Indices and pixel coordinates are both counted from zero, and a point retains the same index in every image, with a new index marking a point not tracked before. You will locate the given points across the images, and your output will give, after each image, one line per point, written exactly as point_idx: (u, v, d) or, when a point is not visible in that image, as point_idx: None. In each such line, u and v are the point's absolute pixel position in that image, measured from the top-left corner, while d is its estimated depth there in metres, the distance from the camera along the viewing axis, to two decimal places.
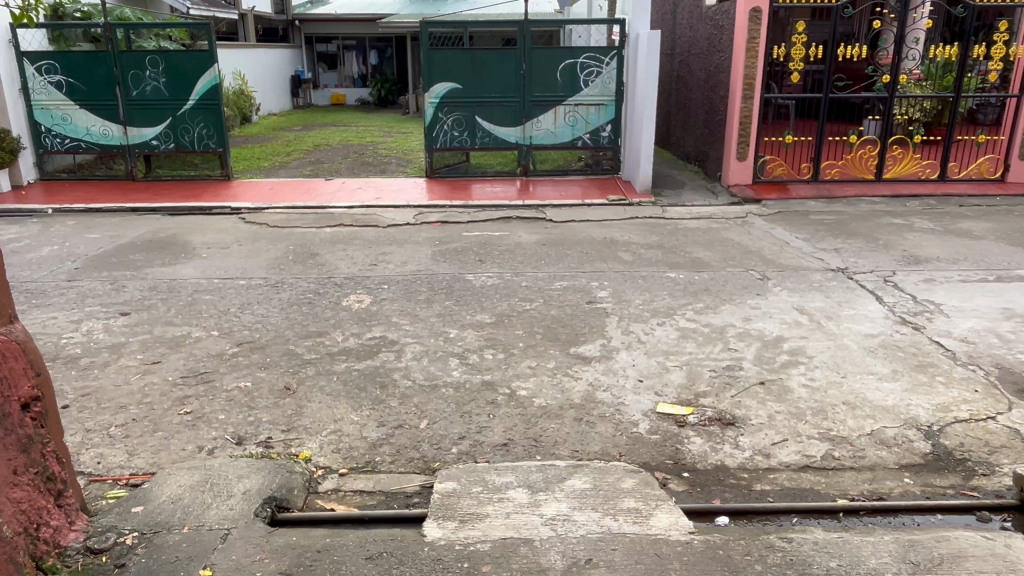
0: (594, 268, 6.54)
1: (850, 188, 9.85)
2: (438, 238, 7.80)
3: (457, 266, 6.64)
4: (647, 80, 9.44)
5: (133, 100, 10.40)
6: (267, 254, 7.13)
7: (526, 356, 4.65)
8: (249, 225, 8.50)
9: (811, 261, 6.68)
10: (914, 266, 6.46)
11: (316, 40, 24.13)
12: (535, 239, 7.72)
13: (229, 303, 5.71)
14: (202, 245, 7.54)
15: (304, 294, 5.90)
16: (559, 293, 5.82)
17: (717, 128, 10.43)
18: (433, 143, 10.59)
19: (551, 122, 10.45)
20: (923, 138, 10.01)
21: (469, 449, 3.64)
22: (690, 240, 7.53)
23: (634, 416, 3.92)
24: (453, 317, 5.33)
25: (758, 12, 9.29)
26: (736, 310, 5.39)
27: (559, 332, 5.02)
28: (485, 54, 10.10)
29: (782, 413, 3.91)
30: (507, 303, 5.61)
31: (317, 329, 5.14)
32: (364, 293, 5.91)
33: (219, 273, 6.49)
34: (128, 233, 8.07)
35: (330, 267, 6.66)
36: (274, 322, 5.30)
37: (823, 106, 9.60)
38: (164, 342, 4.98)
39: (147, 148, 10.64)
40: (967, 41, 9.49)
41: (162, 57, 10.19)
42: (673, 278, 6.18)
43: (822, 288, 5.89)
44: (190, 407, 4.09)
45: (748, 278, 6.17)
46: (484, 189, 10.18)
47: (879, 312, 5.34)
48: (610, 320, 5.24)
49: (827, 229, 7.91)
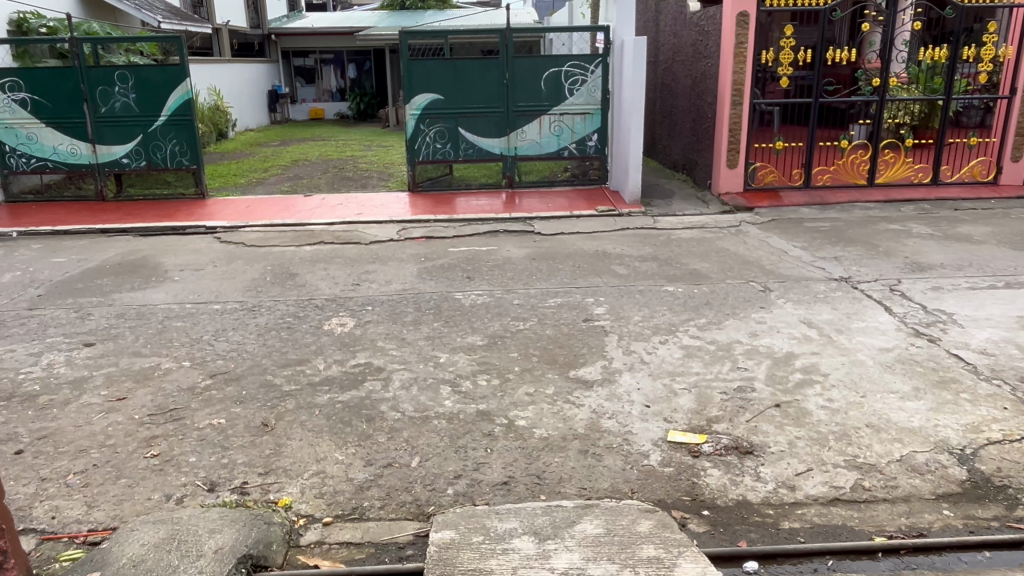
0: (588, 282, 6.26)
1: (843, 193, 9.71)
2: (423, 255, 7.47)
3: (445, 284, 6.32)
4: (634, 87, 9.20)
5: (102, 117, 10.00)
6: (243, 276, 6.76)
7: (522, 382, 4.33)
8: (225, 245, 8.13)
9: (813, 271, 6.43)
10: (919, 273, 6.23)
11: (292, 55, 23.83)
12: (524, 253, 7.42)
13: (202, 330, 5.34)
14: (175, 268, 7.17)
15: (283, 318, 5.55)
16: (553, 311, 5.52)
17: (706, 135, 10.23)
18: (415, 155, 10.27)
19: (536, 132, 10.18)
20: (914, 141, 9.92)
21: (467, 489, 3.31)
22: (685, 251, 7.27)
23: (643, 446, 3.61)
24: (443, 340, 5.00)
25: (746, 16, 9.14)
26: (741, 325, 5.12)
27: (556, 354, 4.71)
28: (467, 63, 9.83)
29: (802, 439, 3.63)
30: (499, 324, 5.29)
31: (298, 357, 4.79)
32: (347, 316, 5.57)
33: (192, 297, 6.12)
34: (96, 256, 7.67)
35: (311, 288, 6.32)
36: (251, 350, 4.94)
37: (813, 111, 9.48)
38: (130, 375, 4.61)
39: (117, 166, 10.21)
40: (955, 43, 9.44)
41: (132, 72, 9.81)
42: (671, 292, 5.90)
43: (828, 299, 5.63)
44: (158, 449, 3.73)
45: (749, 290, 5.90)
46: (469, 202, 9.87)
47: (890, 324, 5.09)
48: (611, 339, 4.93)
49: (824, 237, 7.69)
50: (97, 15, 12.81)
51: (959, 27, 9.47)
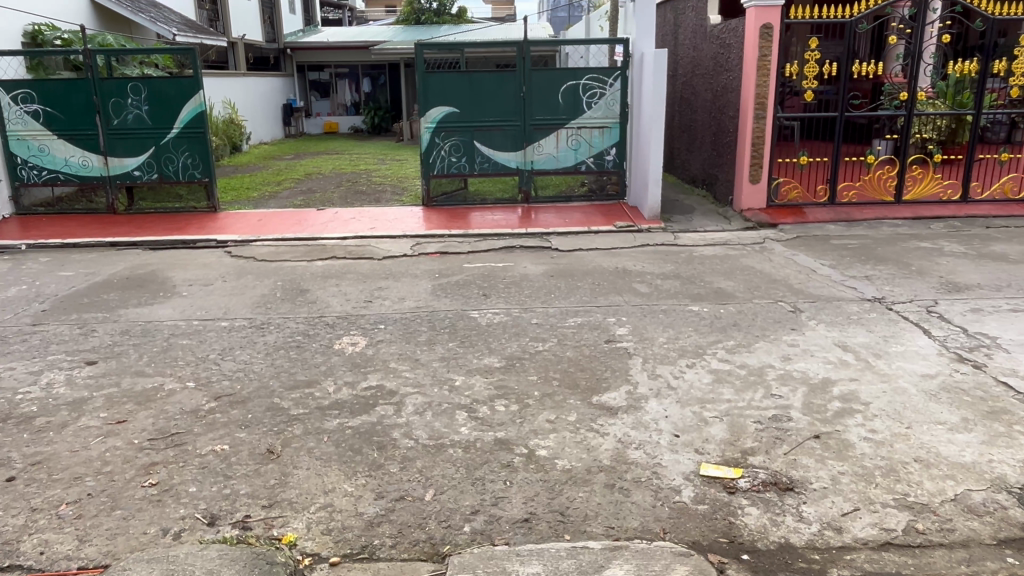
0: (609, 300, 6.04)
1: (870, 211, 9.34)
2: (437, 271, 7.26)
3: (460, 302, 6.10)
4: (655, 99, 8.98)
5: (114, 129, 9.90)
6: (252, 292, 6.58)
7: (543, 408, 4.09)
8: (235, 260, 7.96)
9: (844, 291, 6.16)
10: (956, 294, 5.95)
11: (308, 69, 23.86)
12: (542, 269, 7.20)
13: (208, 348, 5.14)
14: (183, 282, 7.00)
15: (292, 337, 5.34)
16: (574, 332, 5.28)
17: (727, 150, 9.98)
18: (430, 169, 10.09)
19: (552, 146, 9.99)
20: (943, 157, 9.56)
21: (485, 527, 3.07)
22: (709, 268, 7.02)
23: (674, 480, 3.36)
24: (458, 362, 4.77)
25: (769, 28, 8.93)
26: (772, 348, 4.86)
27: (578, 378, 4.47)
28: (483, 76, 9.68)
29: (846, 474, 3.36)
30: (517, 344, 5.06)
31: (307, 378, 4.57)
32: (358, 334, 5.36)
33: (200, 313, 5.94)
34: (105, 270, 7.51)
35: (322, 305, 6.12)
36: (258, 371, 4.73)
37: (838, 126, 9.18)
38: (132, 397, 4.40)
39: (128, 179, 10.09)
40: (985, 56, 9.15)
41: (145, 84, 9.72)
42: (696, 312, 5.65)
43: (862, 321, 5.37)
44: (156, 477, 3.51)
45: (779, 310, 5.65)
46: (483, 217, 9.67)
47: (930, 348, 4.82)
48: (635, 361, 4.69)
49: (853, 255, 7.42)
50: (104, 23, 12.77)
51: (990, 40, 9.18)
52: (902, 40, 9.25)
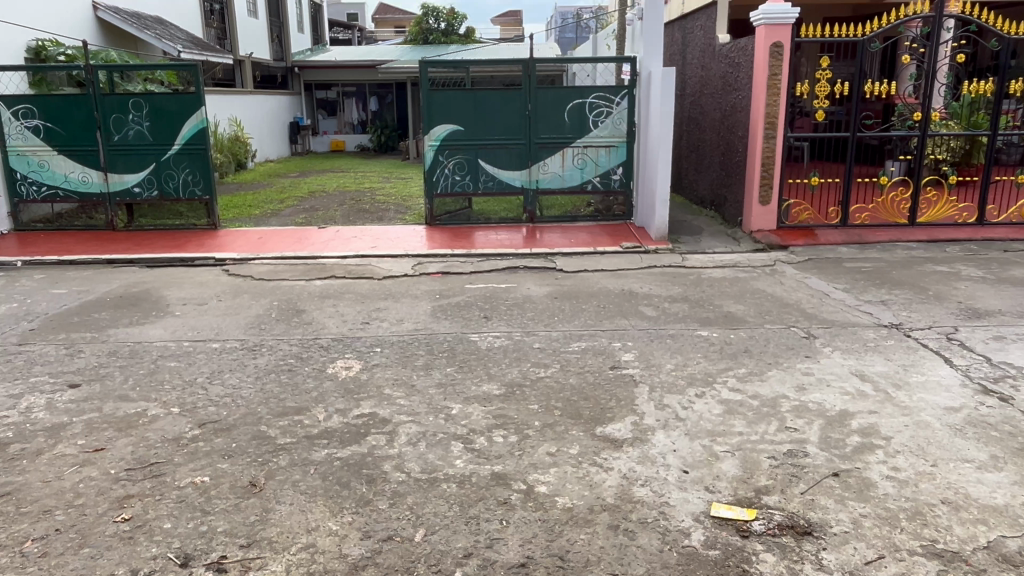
0: (615, 324, 5.82)
1: (884, 233, 9.09)
2: (438, 292, 7.07)
3: (461, 324, 5.90)
4: (662, 118, 8.81)
5: (114, 145, 9.79)
6: (247, 312, 6.40)
7: (543, 440, 3.86)
8: (232, 278, 7.79)
9: (859, 316, 5.93)
10: (977, 320, 5.71)
11: (315, 87, 23.89)
12: (545, 291, 7.00)
13: (196, 372, 4.94)
14: (177, 301, 6.82)
15: (284, 360, 5.13)
16: (577, 357, 5.06)
17: (736, 170, 9.78)
18: (433, 188, 9.92)
19: (558, 165, 9.82)
20: (958, 179, 9.32)
21: (478, 572, 2.83)
22: (718, 291, 6.80)
23: (682, 522, 3.12)
24: (456, 389, 4.54)
25: (779, 47, 8.78)
26: (786, 377, 4.62)
27: (581, 407, 4.23)
28: (488, 94, 9.54)
29: (868, 517, 3.12)
30: (518, 370, 4.84)
31: (297, 405, 4.35)
32: (353, 358, 5.16)
33: (192, 334, 5.74)
34: (98, 288, 7.34)
35: (318, 326, 5.93)
36: (247, 396, 4.52)
37: (851, 146, 8.97)
38: (113, 423, 4.20)
39: (128, 196, 9.97)
40: (1001, 77, 8.96)
41: (147, 100, 9.62)
42: (705, 337, 5.43)
43: (879, 349, 5.13)
44: (129, 512, 3.29)
45: (792, 336, 5.42)
46: (487, 237, 9.48)
47: (952, 378, 4.57)
48: (641, 390, 4.45)
49: (867, 279, 7.18)
50: (105, 37, 12.75)
51: (1005, 60, 9.01)
52: (915, 60, 9.07)
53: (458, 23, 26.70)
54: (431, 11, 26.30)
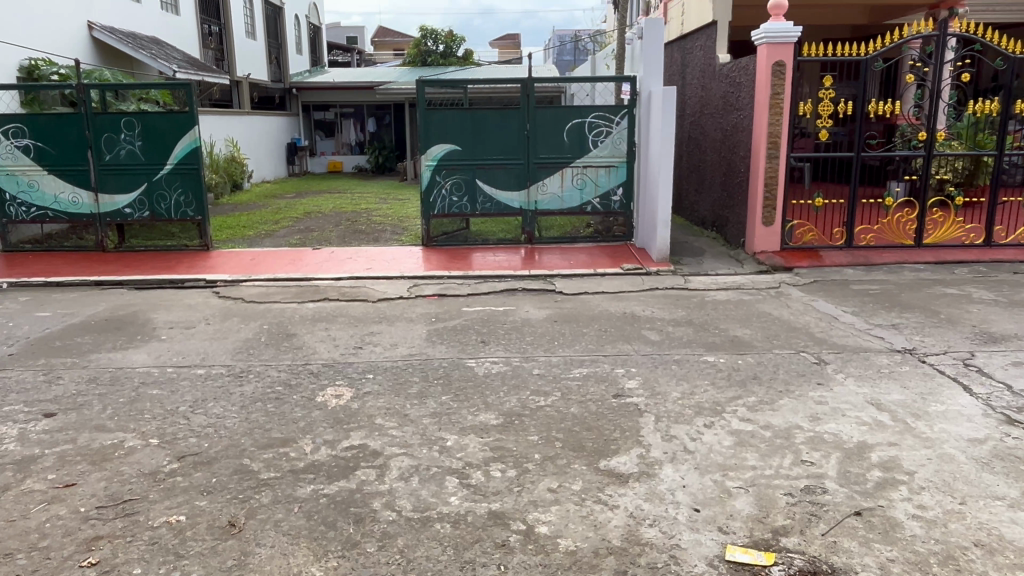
0: (617, 349, 5.60)
1: (890, 255, 8.90)
2: (434, 315, 6.86)
3: (457, 349, 5.68)
4: (663, 138, 8.65)
5: (106, 165, 9.62)
6: (236, 336, 6.17)
7: (544, 474, 3.62)
8: (223, 301, 7.57)
9: (871, 341, 5.72)
10: (994, 345, 5.50)
11: (313, 108, 23.83)
12: (544, 314, 6.78)
13: (179, 400, 4.69)
14: (164, 325, 6.60)
15: (272, 387, 4.90)
16: (579, 385, 4.83)
17: (738, 191, 9.62)
18: (430, 209, 9.73)
19: (557, 186, 9.65)
20: (964, 200, 9.14)
21: None
22: (723, 315, 6.59)
23: (695, 567, 2.88)
24: (452, 419, 4.31)
25: (782, 66, 8.65)
26: (799, 406, 4.39)
27: (584, 439, 4.00)
28: (486, 114, 9.40)
29: (897, 562, 2.88)
30: (517, 399, 4.60)
31: (283, 436, 4.11)
32: (344, 385, 4.92)
33: (177, 360, 5.51)
34: (84, 311, 7.11)
35: (309, 351, 5.70)
36: (231, 426, 4.28)
37: (855, 167, 8.81)
38: (87, 456, 3.95)
39: (118, 217, 9.77)
40: (1006, 96, 8.84)
41: (139, 119, 9.46)
42: (711, 363, 5.21)
43: (894, 376, 4.91)
44: (97, 555, 3.05)
45: (802, 362, 5.20)
46: (485, 258, 9.28)
47: (973, 407, 4.35)
48: (647, 420, 4.22)
49: (876, 302, 6.98)
50: (99, 56, 12.62)
51: (1010, 80, 8.88)
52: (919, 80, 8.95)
53: (456, 46, 26.77)
54: (430, 34, 26.38)
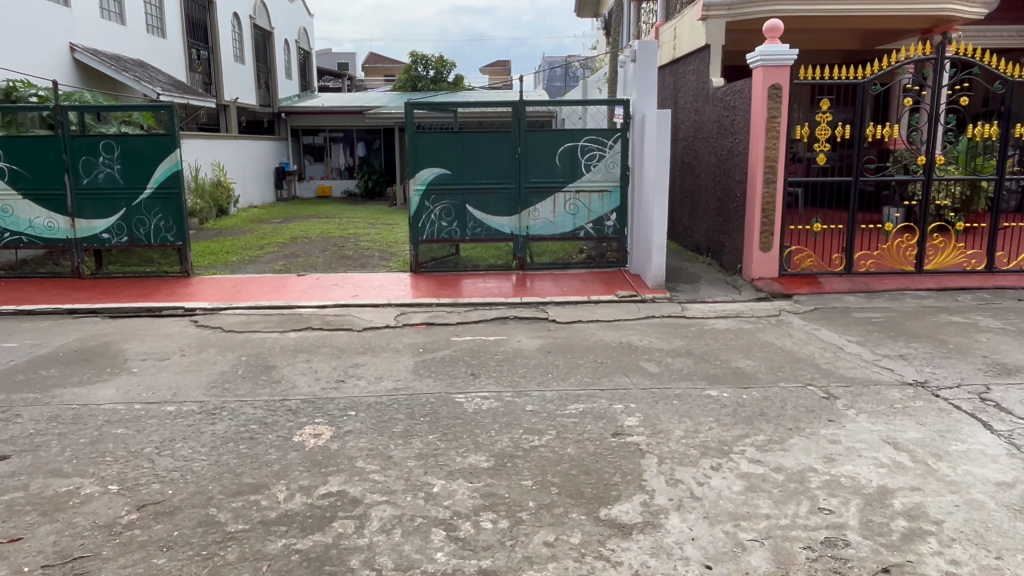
0: (614, 383, 5.30)
1: (891, 281, 8.69)
2: (421, 345, 6.56)
3: (445, 383, 5.37)
4: (658, 162, 8.43)
5: (83, 188, 9.31)
6: (211, 368, 5.83)
7: (539, 525, 3.31)
8: (200, 330, 7.23)
9: (880, 373, 5.45)
10: (1007, 378, 5.25)
11: (302, 132, 23.64)
12: (537, 344, 6.48)
13: (144, 441, 4.35)
14: (137, 356, 6.26)
15: (246, 426, 4.56)
16: (575, 423, 4.51)
17: (734, 216, 9.41)
18: (419, 234, 9.46)
19: (549, 211, 9.41)
20: (965, 225, 8.95)
21: None
22: (723, 344, 6.32)
23: None
24: (439, 461, 3.99)
25: (778, 89, 8.48)
26: (811, 445, 4.10)
27: (582, 484, 3.68)
28: (477, 137, 9.18)
29: None
30: (509, 438, 4.29)
31: (254, 482, 3.78)
32: (324, 423, 4.59)
33: (146, 395, 5.16)
34: (53, 342, 6.76)
35: (288, 385, 5.36)
36: (200, 470, 3.95)
37: (854, 192, 8.62)
38: (38, 505, 3.60)
39: (96, 242, 9.44)
40: (1005, 121, 8.68)
41: (119, 141, 9.19)
42: (715, 398, 4.91)
43: (909, 411, 4.63)
44: None
45: (810, 397, 4.91)
46: (475, 285, 9.00)
47: (996, 447, 4.07)
48: (649, 462, 3.91)
49: (880, 331, 6.73)
50: (79, 78, 12.36)
51: (1009, 104, 8.73)
52: (918, 103, 8.78)
53: (447, 71, 26.75)
54: (420, 59, 26.43)
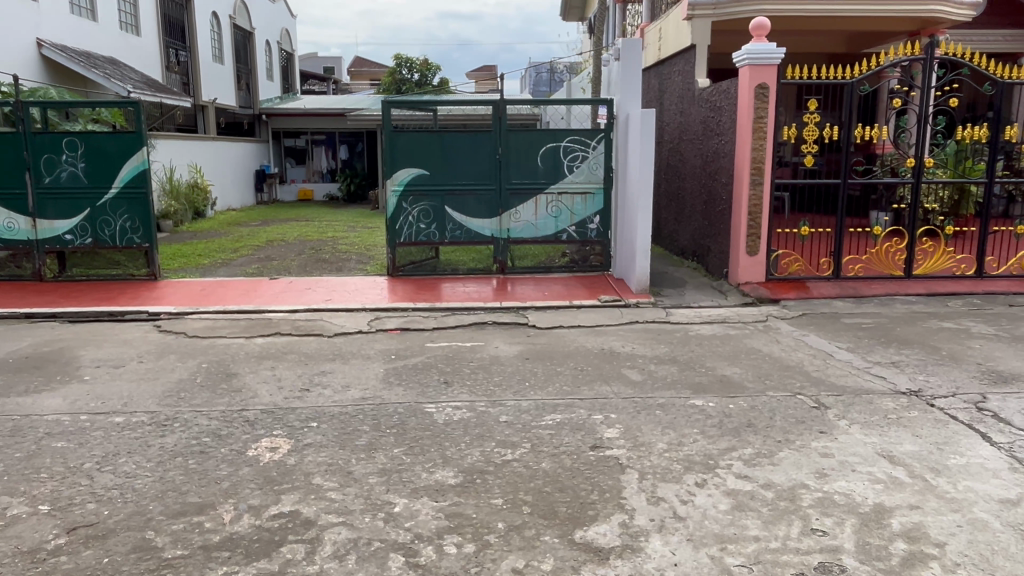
0: (594, 392, 5.02)
1: (879, 286, 8.49)
2: (394, 351, 6.27)
3: (416, 391, 5.07)
4: (642, 163, 8.17)
5: (45, 188, 8.95)
6: (169, 376, 5.50)
7: (508, 550, 3.02)
8: (162, 336, 6.89)
9: (872, 381, 5.21)
10: (1003, 386, 5.03)
11: (284, 135, 23.26)
12: (515, 350, 6.20)
13: (85, 456, 4.02)
14: (91, 363, 5.91)
15: (197, 439, 4.24)
16: (551, 435, 4.23)
17: (720, 219, 9.19)
18: (396, 236, 9.16)
19: (531, 213, 9.15)
20: (954, 229, 8.76)
21: None
22: (709, 351, 6.07)
23: None
24: (403, 477, 3.69)
25: (765, 88, 8.26)
26: (802, 460, 3.84)
27: (557, 504, 3.40)
28: (456, 136, 8.90)
29: None
30: (480, 452, 4.00)
31: (200, 501, 3.46)
32: (283, 436, 4.28)
33: (95, 405, 4.82)
34: (3, 348, 6.39)
35: (248, 394, 5.05)
36: (143, 487, 3.63)
37: (842, 195, 8.40)
38: None
39: (59, 243, 9.07)
40: (996, 122, 8.50)
41: (83, 139, 8.83)
42: (700, 408, 4.65)
43: (904, 423, 4.38)
44: None
45: (800, 406, 4.65)
46: (454, 289, 8.71)
47: (998, 460, 3.83)
48: (629, 478, 3.64)
49: (871, 337, 6.50)
50: (45, 75, 11.97)
51: (1000, 105, 8.55)
52: (908, 104, 8.58)
53: (431, 74, 26.54)
54: (405, 62, 26.31)
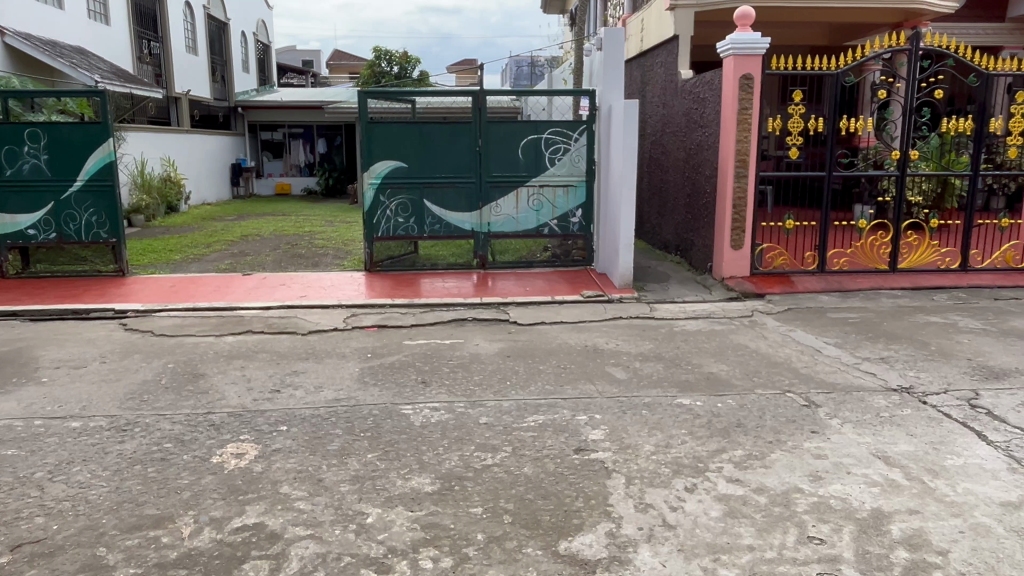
0: (577, 391, 4.83)
1: (864, 280, 8.39)
2: (370, 349, 6.05)
3: (392, 392, 4.86)
4: (624, 155, 7.98)
5: (6, 180, 8.59)
6: (132, 377, 5.23)
7: (488, 564, 2.83)
8: (128, 334, 6.61)
9: (863, 377, 5.07)
10: (995, 382, 4.91)
11: (260, 128, 22.85)
12: (496, 348, 5.99)
13: (35, 465, 3.76)
14: (50, 364, 5.63)
15: (158, 445, 4.00)
16: (533, 437, 4.04)
17: (703, 213, 9.04)
18: (374, 230, 8.91)
19: (512, 207, 8.94)
20: (938, 222, 8.68)
21: None
22: (695, 348, 5.90)
23: None
24: (376, 485, 3.48)
25: (750, 79, 8.10)
26: (795, 462, 3.68)
27: (540, 512, 3.20)
28: (435, 128, 8.66)
29: None
30: (459, 456, 3.80)
31: (157, 514, 3.23)
32: (250, 441, 4.05)
33: (50, 409, 4.55)
34: None
35: (215, 396, 4.81)
36: (97, 499, 3.39)
37: (827, 187, 8.28)
38: None
39: (21, 238, 8.73)
40: (980, 115, 8.43)
41: (45, 130, 8.48)
42: (687, 407, 4.48)
43: (898, 421, 4.24)
44: None
45: (790, 405, 4.50)
46: (434, 284, 8.49)
47: (996, 461, 3.69)
48: (615, 483, 3.46)
49: (858, 332, 6.38)
50: (9, 65, 11.57)
51: (984, 97, 8.48)
52: (892, 96, 8.47)
53: (411, 66, 26.21)
54: (383, 54, 25.98)
